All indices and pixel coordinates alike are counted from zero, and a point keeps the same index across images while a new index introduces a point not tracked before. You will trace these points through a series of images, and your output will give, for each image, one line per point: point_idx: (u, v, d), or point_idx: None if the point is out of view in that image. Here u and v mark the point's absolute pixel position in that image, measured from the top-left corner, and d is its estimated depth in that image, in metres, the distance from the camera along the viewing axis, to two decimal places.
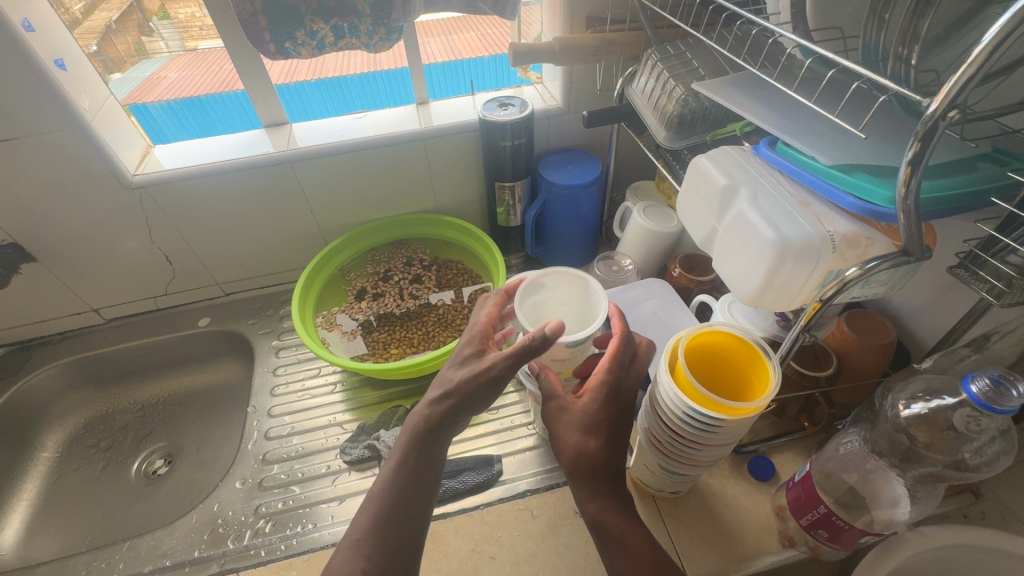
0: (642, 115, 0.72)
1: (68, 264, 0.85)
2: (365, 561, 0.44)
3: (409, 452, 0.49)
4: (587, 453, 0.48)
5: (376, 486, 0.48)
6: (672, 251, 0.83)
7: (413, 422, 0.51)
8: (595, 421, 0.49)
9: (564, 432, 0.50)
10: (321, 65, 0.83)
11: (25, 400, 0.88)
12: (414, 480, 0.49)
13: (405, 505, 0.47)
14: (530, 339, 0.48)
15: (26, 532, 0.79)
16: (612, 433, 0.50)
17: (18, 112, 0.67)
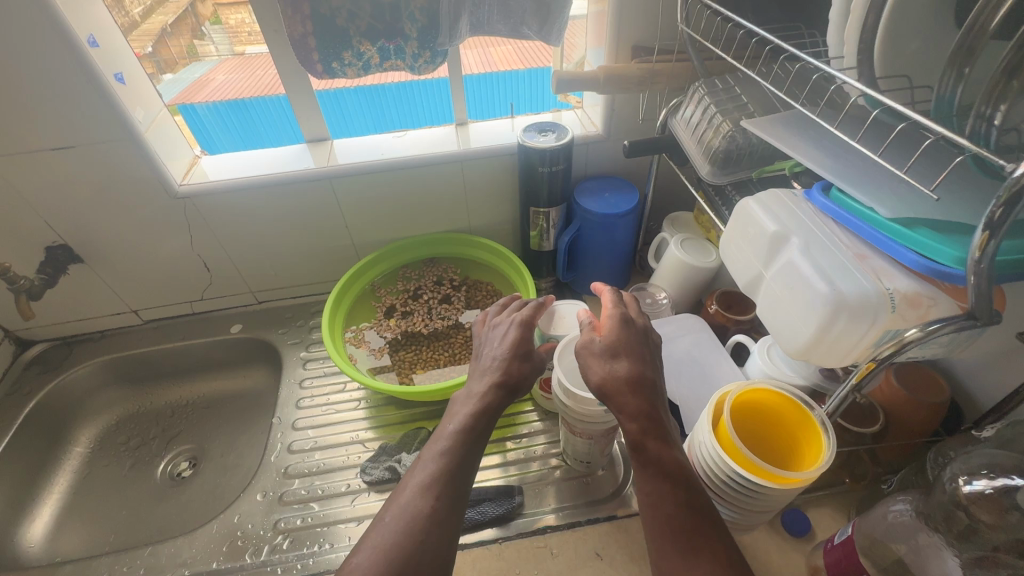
0: (684, 147, 0.70)
1: (113, 266, 0.88)
2: (434, 498, 0.44)
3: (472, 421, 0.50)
4: (620, 373, 0.47)
5: (439, 446, 0.48)
6: (708, 286, 0.80)
7: (484, 395, 0.51)
8: (618, 347, 0.49)
9: (597, 359, 0.49)
10: (358, 80, 0.82)
11: (63, 395, 0.91)
12: (475, 445, 0.49)
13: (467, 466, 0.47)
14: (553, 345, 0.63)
15: (54, 526, 0.81)
16: (635, 352, 0.49)
17: (78, 121, 0.69)
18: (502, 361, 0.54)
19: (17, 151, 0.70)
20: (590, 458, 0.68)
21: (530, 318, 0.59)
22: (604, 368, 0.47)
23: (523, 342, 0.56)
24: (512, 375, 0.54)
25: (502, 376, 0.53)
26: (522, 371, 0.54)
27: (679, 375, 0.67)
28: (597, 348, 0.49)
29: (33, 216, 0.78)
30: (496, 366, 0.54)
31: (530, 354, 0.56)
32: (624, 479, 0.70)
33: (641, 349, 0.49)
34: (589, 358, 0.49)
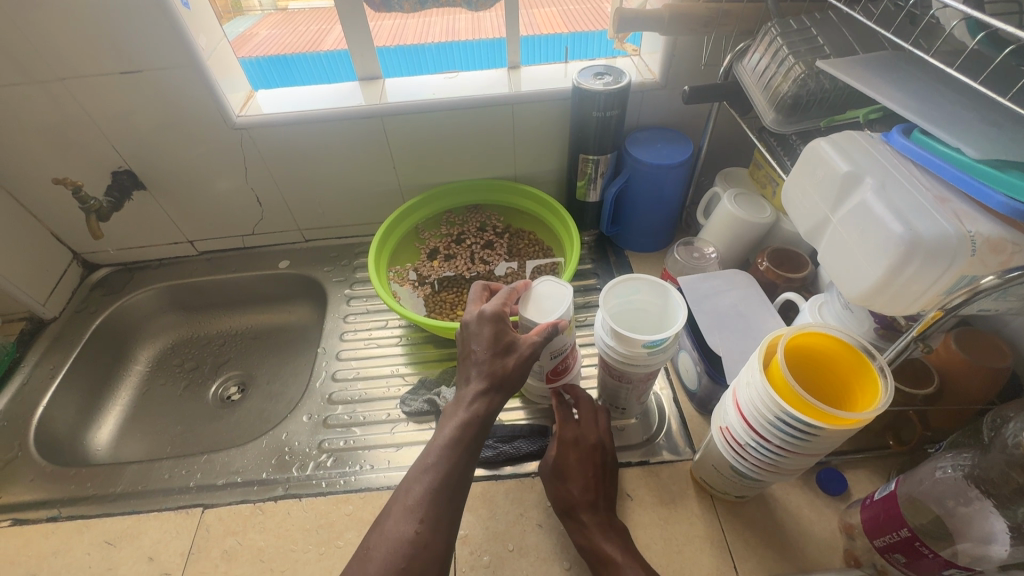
0: (749, 95, 0.67)
1: (173, 196, 0.91)
2: (418, 522, 0.47)
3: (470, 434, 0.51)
4: (571, 495, 0.59)
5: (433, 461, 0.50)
6: (759, 245, 0.78)
7: (472, 410, 0.52)
8: (568, 472, 0.60)
9: (551, 479, 0.61)
10: (399, 35, 0.86)
11: (125, 316, 0.96)
12: (466, 462, 0.51)
13: (457, 480, 0.50)
14: (551, 327, 0.57)
15: (118, 434, 0.87)
16: (584, 473, 0.60)
17: (146, 46, 0.71)
18: (492, 362, 0.54)
19: (89, 73, 0.73)
20: (627, 405, 0.68)
21: (499, 309, 0.56)
22: (557, 488, 0.60)
23: (499, 338, 0.55)
24: (498, 376, 0.54)
25: (487, 382, 0.53)
26: (510, 368, 0.54)
27: (726, 329, 0.66)
28: (548, 470, 0.61)
29: (102, 141, 0.81)
30: (482, 370, 0.54)
31: (512, 348, 0.55)
32: (656, 429, 0.70)
33: (588, 470, 0.60)
34: (548, 482, 0.61)
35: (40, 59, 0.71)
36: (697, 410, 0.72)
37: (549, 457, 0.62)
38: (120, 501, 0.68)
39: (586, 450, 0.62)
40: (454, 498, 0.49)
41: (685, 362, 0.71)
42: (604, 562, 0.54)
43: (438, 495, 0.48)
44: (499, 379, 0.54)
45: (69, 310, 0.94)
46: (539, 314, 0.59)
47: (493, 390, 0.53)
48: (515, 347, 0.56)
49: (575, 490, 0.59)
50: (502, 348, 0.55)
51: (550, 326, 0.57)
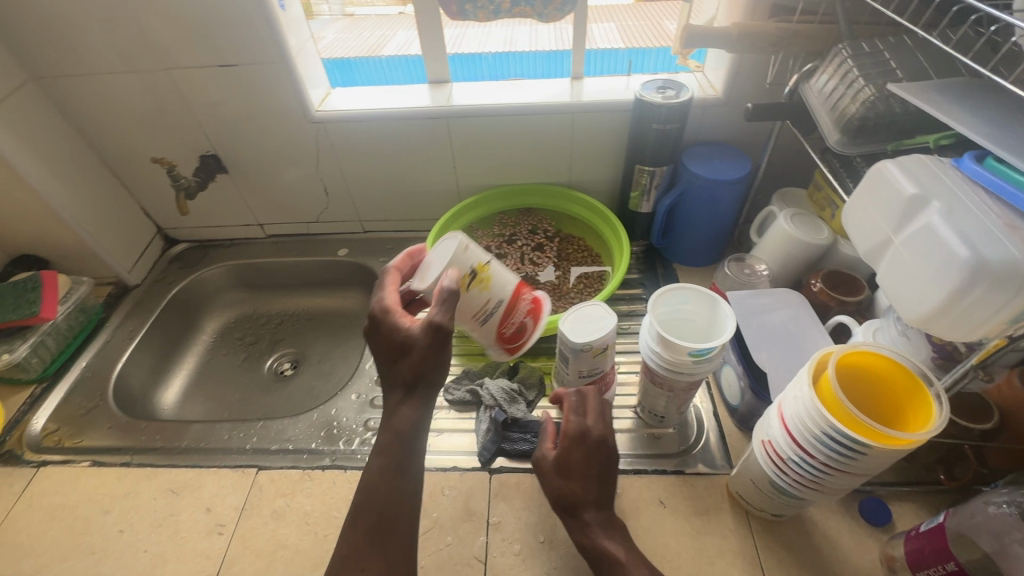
0: (813, 115, 0.67)
1: (250, 181, 0.98)
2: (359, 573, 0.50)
3: (392, 457, 0.56)
4: (572, 492, 0.56)
5: (365, 496, 0.55)
6: (813, 266, 0.77)
7: (393, 426, 0.57)
8: (570, 468, 0.57)
9: (552, 475, 0.58)
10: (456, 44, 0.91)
11: (197, 288, 1.04)
12: (395, 483, 0.55)
13: (386, 506, 0.54)
14: (442, 292, 0.55)
15: (182, 396, 0.94)
16: (586, 470, 0.57)
17: (244, 42, 0.78)
18: (401, 368, 0.57)
19: (192, 64, 0.80)
20: (665, 413, 0.70)
21: (383, 309, 0.58)
22: (558, 486, 0.57)
23: (394, 336, 0.57)
24: (409, 379, 0.57)
25: (404, 391, 0.58)
26: (412, 364, 0.56)
27: (773, 345, 0.66)
28: (547, 467, 0.58)
29: (195, 126, 0.89)
30: (397, 378, 0.58)
31: (407, 344, 0.56)
32: (694, 441, 0.71)
33: (590, 468, 0.57)
34: (546, 477, 0.58)
35: (152, 49, 0.78)
36: (737, 426, 0.71)
37: (547, 454, 0.59)
38: (184, 455, 0.73)
39: (589, 444, 0.58)
40: (391, 533, 0.53)
41: (728, 377, 0.70)
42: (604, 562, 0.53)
43: (372, 535, 0.53)
44: (408, 377, 0.57)
45: (150, 278, 1.02)
46: (431, 278, 0.58)
47: (411, 399, 0.58)
48: (411, 337, 0.56)
49: (579, 489, 0.56)
50: (400, 347, 0.56)
51: (442, 294, 0.55)
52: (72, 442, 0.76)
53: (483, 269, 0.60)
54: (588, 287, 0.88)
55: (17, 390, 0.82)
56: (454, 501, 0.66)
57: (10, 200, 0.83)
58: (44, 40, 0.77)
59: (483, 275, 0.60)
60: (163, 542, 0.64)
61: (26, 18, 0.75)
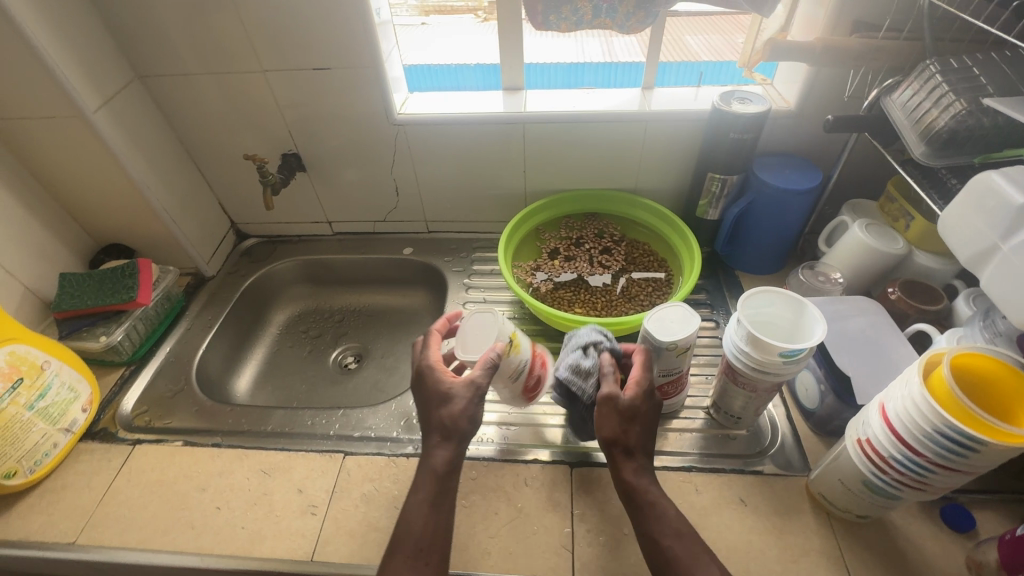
0: (896, 129, 0.69)
1: (325, 180, 1.02)
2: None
3: (431, 492, 0.57)
4: (632, 438, 0.60)
5: (408, 530, 0.55)
6: (887, 276, 0.79)
7: (434, 464, 0.58)
8: (636, 414, 0.60)
9: (615, 417, 0.59)
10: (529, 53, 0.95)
11: (267, 281, 1.08)
12: (433, 516, 0.56)
13: (423, 538, 0.55)
14: (489, 357, 0.60)
15: (253, 384, 0.98)
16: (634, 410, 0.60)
17: (340, 47, 0.82)
18: (439, 415, 0.60)
19: (288, 67, 0.85)
20: (741, 414, 0.71)
21: (431, 367, 0.62)
22: (622, 430, 0.59)
23: (437, 389, 0.61)
24: (447, 426, 0.59)
25: (442, 434, 0.59)
26: (455, 412, 0.59)
27: (855, 350, 0.67)
28: (618, 405, 0.59)
29: (282, 125, 0.93)
30: (434, 425, 0.60)
31: (449, 396, 0.60)
32: (769, 443, 0.72)
33: (648, 417, 0.61)
34: (608, 413, 0.59)
35: (252, 51, 0.83)
36: (812, 430, 0.72)
37: (628, 396, 0.60)
38: (271, 438, 0.76)
39: (641, 387, 0.61)
40: (431, 562, 0.54)
41: (804, 381, 0.72)
42: (643, 511, 0.57)
43: (411, 560, 0.53)
44: (447, 423, 0.59)
45: (224, 271, 1.06)
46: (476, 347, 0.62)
47: (446, 440, 0.59)
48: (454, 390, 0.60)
49: (628, 427, 0.59)
50: (444, 399, 0.60)
51: (486, 359, 0.60)
52: (161, 423, 0.80)
53: (516, 338, 0.64)
54: (656, 290, 0.91)
55: (108, 371, 0.86)
56: (537, 491, 0.68)
57: (110, 191, 0.87)
58: (154, 41, 0.82)
59: (516, 343, 0.64)
60: (259, 519, 0.67)
61: (141, 20, 0.80)
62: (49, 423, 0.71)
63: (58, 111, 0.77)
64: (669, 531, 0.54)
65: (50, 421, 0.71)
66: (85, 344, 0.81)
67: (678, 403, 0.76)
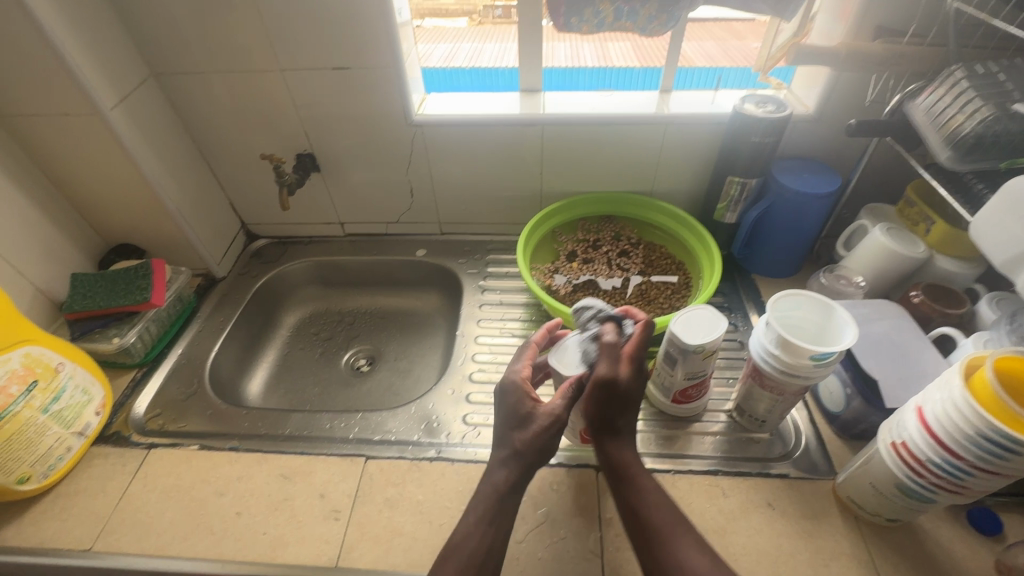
0: (920, 133, 0.70)
1: (339, 181, 1.01)
2: None
3: (489, 509, 0.55)
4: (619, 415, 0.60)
5: (460, 543, 0.54)
6: (907, 280, 0.80)
7: (493, 482, 0.57)
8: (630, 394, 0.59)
9: (608, 398, 0.58)
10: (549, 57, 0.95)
11: (278, 283, 1.06)
12: (488, 533, 0.54)
13: (476, 551, 0.53)
14: (573, 384, 0.59)
15: (265, 387, 0.96)
16: (622, 394, 0.58)
17: (360, 46, 0.81)
18: (512, 437, 0.59)
19: (306, 66, 0.84)
20: (766, 417, 0.71)
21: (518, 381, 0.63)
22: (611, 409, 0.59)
23: (516, 410, 0.60)
24: (522, 449, 0.58)
25: (509, 453, 0.58)
26: (528, 437, 0.58)
27: (881, 353, 0.67)
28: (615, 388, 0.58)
29: (297, 125, 0.92)
30: (505, 446, 0.59)
31: (528, 419, 0.59)
32: (793, 446, 0.72)
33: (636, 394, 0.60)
34: (601, 394, 0.58)
35: (271, 50, 0.82)
36: (836, 433, 0.72)
37: (623, 376, 0.58)
38: (290, 442, 0.75)
39: (635, 365, 0.60)
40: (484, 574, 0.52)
41: (828, 385, 0.72)
42: (625, 484, 0.57)
43: (461, 572, 0.51)
44: (520, 448, 0.58)
45: (234, 272, 1.05)
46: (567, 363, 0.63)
47: (510, 462, 0.57)
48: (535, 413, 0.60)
49: (612, 410, 0.59)
50: (523, 419, 0.59)
51: (571, 383, 0.59)
52: (175, 426, 0.78)
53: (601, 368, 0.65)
54: (675, 293, 0.91)
55: (120, 373, 0.84)
56: (564, 495, 0.67)
57: (122, 189, 0.86)
58: (171, 39, 0.81)
59: None
60: (281, 525, 0.66)
61: (158, 17, 0.78)
62: (63, 427, 0.70)
63: (74, 108, 0.75)
64: (649, 502, 0.56)
65: (64, 425, 0.70)
66: (98, 345, 0.80)
67: (701, 406, 0.75)
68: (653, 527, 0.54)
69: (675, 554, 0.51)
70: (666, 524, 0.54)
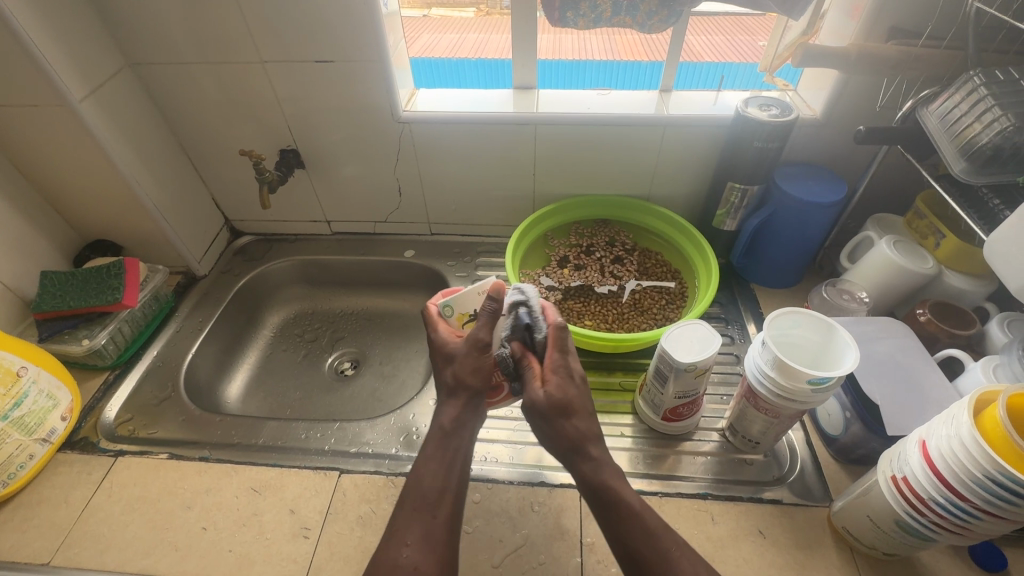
0: (931, 141, 0.65)
1: (325, 177, 0.97)
2: (405, 547, 0.49)
3: (438, 450, 0.55)
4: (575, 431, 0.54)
5: (419, 489, 0.53)
6: (913, 296, 0.76)
7: (439, 421, 0.58)
8: (568, 402, 0.55)
9: (550, 416, 0.55)
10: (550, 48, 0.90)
11: (262, 282, 1.03)
12: (443, 472, 0.54)
13: (431, 491, 0.52)
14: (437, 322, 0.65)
15: (244, 391, 0.93)
16: (563, 404, 0.55)
17: (345, 39, 0.77)
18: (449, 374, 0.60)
19: (289, 59, 0.80)
20: (759, 439, 0.67)
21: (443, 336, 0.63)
22: (558, 428, 0.54)
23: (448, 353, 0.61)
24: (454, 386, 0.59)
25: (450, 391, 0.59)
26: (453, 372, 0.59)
27: (882, 376, 0.63)
28: (544, 407, 0.55)
29: (281, 119, 0.88)
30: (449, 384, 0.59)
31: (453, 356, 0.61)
32: (788, 468, 0.69)
33: (579, 396, 0.56)
34: (540, 420, 0.55)
35: (250, 42, 0.78)
36: (834, 457, 0.69)
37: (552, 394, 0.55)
38: (263, 452, 0.72)
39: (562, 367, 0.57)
40: (440, 517, 0.51)
41: (827, 407, 0.68)
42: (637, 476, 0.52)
43: (421, 513, 0.51)
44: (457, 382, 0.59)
45: (216, 270, 1.01)
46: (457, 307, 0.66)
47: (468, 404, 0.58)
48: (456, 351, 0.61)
49: (567, 424, 0.54)
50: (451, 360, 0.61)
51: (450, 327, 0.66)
52: (145, 432, 0.75)
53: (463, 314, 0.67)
54: (669, 303, 0.87)
55: (90, 376, 0.81)
56: (545, 517, 0.64)
57: (96, 184, 0.83)
58: (145, 28, 0.77)
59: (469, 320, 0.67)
60: (248, 542, 0.63)
61: (131, 4, 0.75)
62: (24, 433, 0.67)
63: (42, 100, 0.72)
64: (636, 539, 0.48)
65: (26, 432, 0.67)
66: (67, 347, 0.77)
67: (692, 424, 0.72)
68: (654, 555, 0.47)
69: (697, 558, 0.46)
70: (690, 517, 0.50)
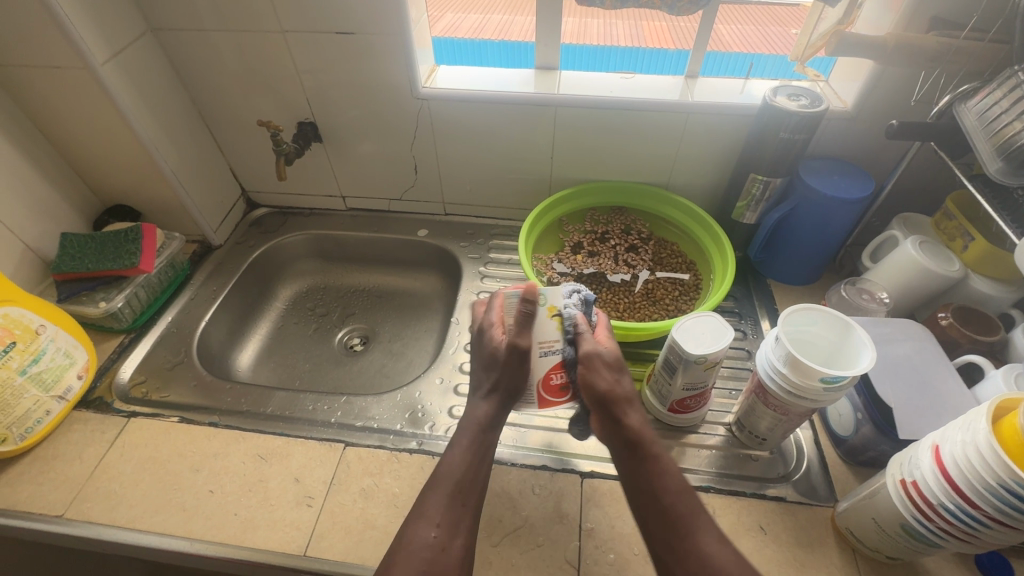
0: (968, 139, 0.63)
1: (342, 152, 0.97)
2: (434, 528, 0.49)
3: (473, 440, 0.56)
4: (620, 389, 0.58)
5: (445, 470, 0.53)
6: (936, 299, 0.74)
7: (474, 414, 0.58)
8: (620, 363, 0.60)
9: (605, 368, 0.58)
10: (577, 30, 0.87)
11: (276, 254, 1.04)
12: (475, 464, 0.54)
13: (462, 476, 0.53)
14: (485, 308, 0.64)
15: (255, 361, 0.94)
16: (616, 364, 0.60)
17: (366, 12, 0.76)
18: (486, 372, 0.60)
19: (308, 29, 0.79)
20: (767, 436, 0.67)
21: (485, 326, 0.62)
22: (614, 380, 0.58)
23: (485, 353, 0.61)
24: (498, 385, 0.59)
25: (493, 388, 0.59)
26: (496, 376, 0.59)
27: (898, 378, 0.62)
28: (604, 360, 0.59)
29: (299, 92, 0.88)
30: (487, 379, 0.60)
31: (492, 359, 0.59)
32: (793, 466, 0.68)
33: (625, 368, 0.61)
34: (601, 369, 0.58)
35: (271, 11, 0.77)
36: (842, 458, 0.68)
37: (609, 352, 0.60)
38: (271, 421, 0.73)
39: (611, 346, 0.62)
40: (468, 503, 0.51)
41: (838, 407, 0.67)
42: (645, 463, 0.53)
43: (450, 497, 0.51)
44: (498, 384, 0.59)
45: (231, 241, 1.02)
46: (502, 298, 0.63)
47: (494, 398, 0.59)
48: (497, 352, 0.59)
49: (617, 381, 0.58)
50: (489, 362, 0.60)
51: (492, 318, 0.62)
52: (158, 396, 0.77)
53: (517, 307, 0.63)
54: (682, 295, 0.86)
55: (107, 338, 0.83)
56: (544, 500, 0.64)
57: (115, 149, 0.83)
58: None
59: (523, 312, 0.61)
60: (252, 507, 0.64)
61: None
62: (41, 390, 0.69)
63: (65, 62, 0.72)
64: (671, 487, 0.50)
65: (43, 388, 0.69)
66: (85, 308, 0.79)
67: (699, 417, 0.71)
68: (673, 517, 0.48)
69: (693, 545, 0.46)
70: (689, 510, 0.49)
